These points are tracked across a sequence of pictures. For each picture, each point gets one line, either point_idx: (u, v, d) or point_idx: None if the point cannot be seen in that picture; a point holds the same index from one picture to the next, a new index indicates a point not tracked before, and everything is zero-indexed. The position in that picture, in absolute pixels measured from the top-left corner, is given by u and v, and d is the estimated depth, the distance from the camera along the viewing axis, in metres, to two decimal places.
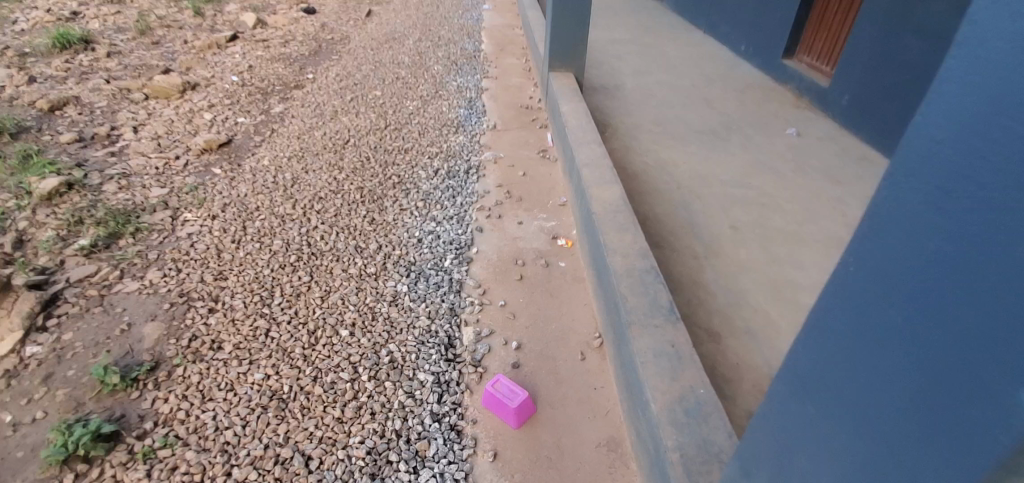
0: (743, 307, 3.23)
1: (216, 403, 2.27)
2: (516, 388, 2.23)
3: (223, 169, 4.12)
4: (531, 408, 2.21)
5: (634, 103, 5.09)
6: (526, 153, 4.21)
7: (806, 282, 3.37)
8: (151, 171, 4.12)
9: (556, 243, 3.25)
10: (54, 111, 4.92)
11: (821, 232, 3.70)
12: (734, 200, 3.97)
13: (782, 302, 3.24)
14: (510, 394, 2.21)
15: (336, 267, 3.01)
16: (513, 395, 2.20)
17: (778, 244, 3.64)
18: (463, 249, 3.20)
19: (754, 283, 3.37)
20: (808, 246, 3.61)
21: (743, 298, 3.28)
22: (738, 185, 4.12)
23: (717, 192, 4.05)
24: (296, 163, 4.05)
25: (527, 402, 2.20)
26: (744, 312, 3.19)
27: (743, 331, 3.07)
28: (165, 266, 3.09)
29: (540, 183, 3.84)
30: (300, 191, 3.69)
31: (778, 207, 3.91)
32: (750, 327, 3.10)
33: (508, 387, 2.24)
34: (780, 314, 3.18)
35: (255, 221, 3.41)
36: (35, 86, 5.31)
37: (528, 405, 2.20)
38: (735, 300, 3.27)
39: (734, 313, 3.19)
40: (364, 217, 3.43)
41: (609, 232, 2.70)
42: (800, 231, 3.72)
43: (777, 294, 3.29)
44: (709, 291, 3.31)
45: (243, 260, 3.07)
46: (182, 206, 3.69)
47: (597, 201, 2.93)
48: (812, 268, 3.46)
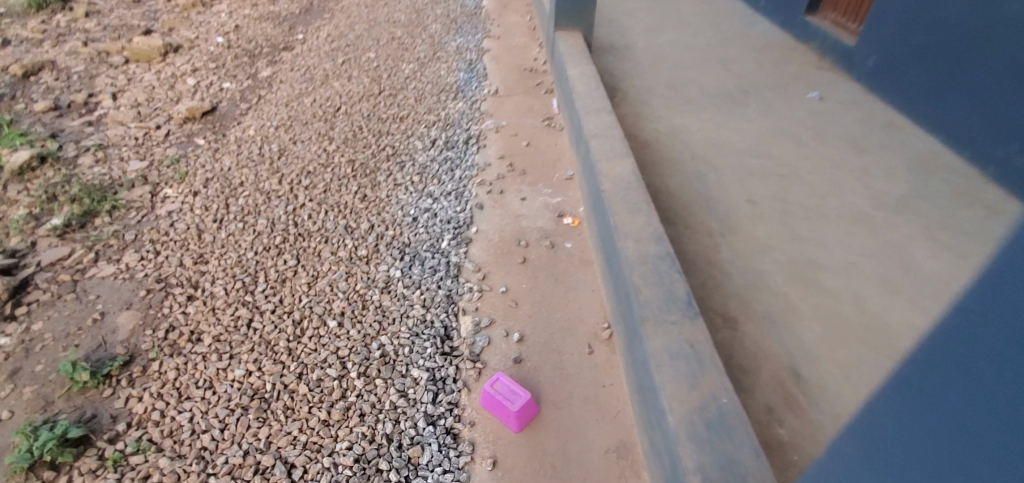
0: (764, 289, 2.98)
1: (193, 403, 2.10)
2: (517, 388, 2.04)
3: (206, 140, 3.86)
4: (534, 410, 2.03)
5: (645, 65, 4.72)
6: (530, 121, 3.91)
7: (829, 262, 3.10)
8: (130, 141, 3.87)
9: (562, 222, 3.00)
10: (30, 77, 4.64)
11: (845, 206, 3.40)
12: (752, 171, 3.68)
13: (803, 284, 3.00)
14: (511, 395, 2.02)
15: (325, 250, 2.78)
16: (514, 396, 2.02)
17: (801, 220, 3.35)
18: (462, 228, 2.96)
19: (775, 263, 3.11)
20: (833, 222, 3.32)
21: (761, 279, 3.04)
22: (756, 154, 3.81)
23: (733, 162, 3.75)
24: (284, 133, 3.78)
25: (529, 404, 2.01)
26: (766, 295, 2.95)
27: (761, 316, 2.84)
28: (142, 248, 2.89)
29: (545, 154, 3.56)
30: (287, 164, 3.43)
31: (801, 179, 3.60)
32: (769, 312, 2.87)
33: (508, 387, 2.05)
34: (803, 298, 2.92)
35: (239, 197, 3.17)
36: (10, 50, 5.00)
37: (531, 407, 2.02)
38: (756, 281, 3.02)
39: (755, 295, 2.95)
40: (356, 193, 3.17)
41: (620, 213, 2.44)
42: (822, 205, 3.42)
43: (797, 274, 3.04)
44: (725, 273, 3.07)
45: (224, 242, 2.85)
46: (162, 181, 3.46)
47: (607, 177, 2.67)
48: (839, 247, 3.18)
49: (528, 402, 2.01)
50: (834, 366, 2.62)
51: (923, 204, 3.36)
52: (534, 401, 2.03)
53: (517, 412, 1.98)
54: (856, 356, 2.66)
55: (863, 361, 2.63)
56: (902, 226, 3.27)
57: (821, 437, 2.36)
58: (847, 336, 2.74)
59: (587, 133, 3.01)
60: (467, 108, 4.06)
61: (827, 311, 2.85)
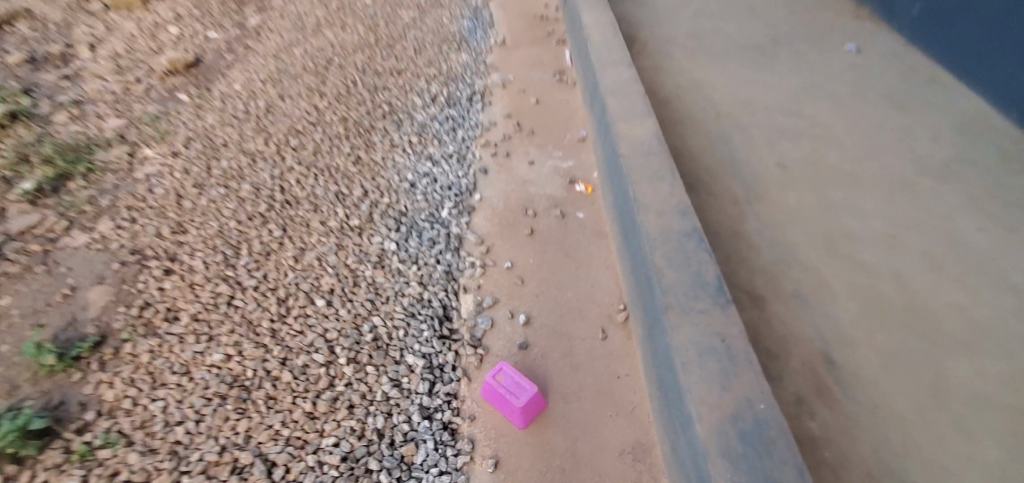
0: (792, 259, 2.54)
1: (168, 390, 1.93)
2: (523, 380, 1.84)
3: (189, 95, 3.55)
4: (541, 404, 1.84)
5: (664, 11, 4.21)
6: (541, 75, 3.56)
7: (868, 231, 2.61)
8: (108, 96, 3.59)
9: (573, 189, 2.72)
10: None
11: (887, 165, 2.88)
12: (779, 127, 3.16)
13: (839, 257, 2.52)
14: (516, 389, 1.82)
15: (314, 219, 2.53)
16: (519, 389, 1.82)
17: (837, 182, 2.84)
18: (464, 197, 2.70)
19: (806, 232, 2.63)
20: (874, 185, 2.80)
21: (793, 253, 2.56)
22: (785, 109, 3.27)
23: (759, 118, 3.23)
24: (271, 87, 3.45)
25: (536, 399, 1.82)
26: (795, 268, 2.50)
27: (792, 297, 2.40)
28: (118, 216, 2.65)
29: (556, 113, 3.23)
30: (274, 122, 3.13)
31: (838, 133, 3.07)
32: (797, 289, 2.43)
33: (513, 379, 1.85)
34: (838, 273, 2.46)
35: (221, 159, 2.91)
36: None
37: (539, 401, 1.83)
38: (783, 251, 2.57)
39: (783, 266, 2.51)
40: (348, 155, 2.88)
41: (640, 182, 2.15)
42: (860, 164, 2.90)
43: (832, 246, 2.56)
44: (751, 245, 2.61)
45: (205, 209, 2.62)
46: (141, 140, 3.20)
47: (626, 141, 2.36)
48: (881, 213, 2.68)
49: (535, 397, 1.82)
50: (871, 353, 2.19)
51: (976, 163, 2.82)
52: (541, 395, 1.83)
53: (523, 408, 1.79)
54: (896, 342, 2.21)
55: (906, 350, 2.18)
56: (953, 189, 2.74)
57: (853, 433, 1.98)
58: (887, 319, 2.28)
59: (603, 89, 2.68)
60: (472, 61, 3.70)
61: (867, 290, 2.37)
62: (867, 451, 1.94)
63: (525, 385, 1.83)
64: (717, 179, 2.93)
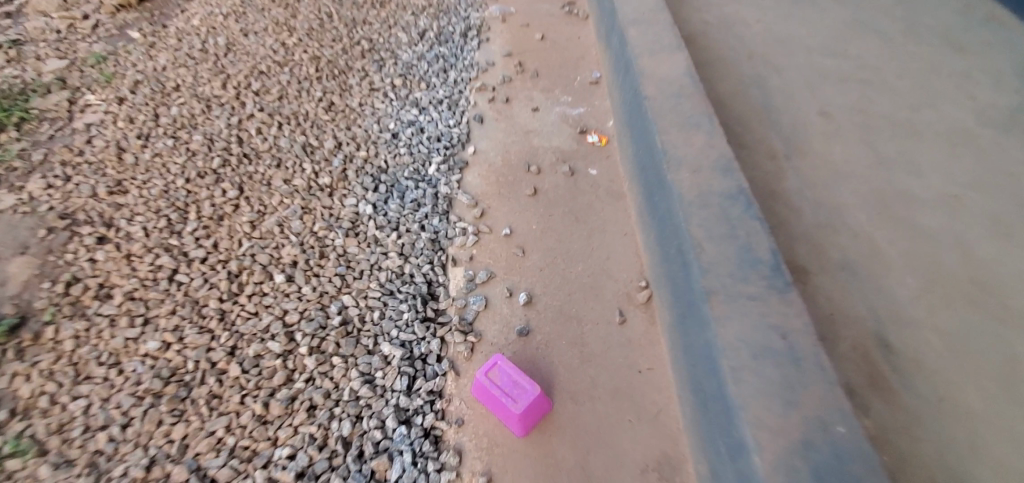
0: (836, 216, 1.99)
1: (92, 386, 1.59)
2: (521, 378, 1.50)
3: (140, 32, 3.05)
4: (546, 405, 1.50)
5: None
6: (547, 7, 3.05)
7: (925, 193, 2.03)
8: (50, 36, 3.02)
9: (584, 141, 2.29)
10: None
11: (950, 114, 2.27)
12: (819, 64, 2.52)
13: (890, 223, 1.95)
14: (512, 388, 1.48)
15: (278, 176, 2.13)
16: (516, 389, 1.48)
17: (890, 123, 2.25)
18: (455, 150, 2.26)
19: (853, 183, 2.07)
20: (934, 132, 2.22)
21: (839, 215, 2.00)
22: (827, 42, 2.62)
23: (795, 52, 2.59)
24: (233, 22, 2.95)
25: (538, 400, 1.48)
26: (840, 226, 1.97)
27: (839, 266, 1.85)
28: (51, 173, 2.21)
29: (565, 51, 2.75)
30: (234, 62, 2.66)
31: (892, 68, 2.47)
32: (840, 252, 1.89)
33: (509, 375, 1.51)
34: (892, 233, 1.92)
35: (172, 106, 2.47)
36: None
37: (541, 403, 1.49)
38: (823, 207, 2.03)
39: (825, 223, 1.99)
40: (319, 100, 2.44)
41: (670, 131, 1.73)
42: (917, 113, 2.29)
43: (882, 209, 1.99)
44: (787, 204, 2.04)
45: (150, 166, 2.21)
46: (83, 84, 2.72)
47: (652, 80, 1.91)
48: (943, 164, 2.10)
49: (537, 398, 1.48)
50: (934, 336, 1.67)
51: None
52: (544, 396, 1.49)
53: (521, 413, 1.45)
54: (962, 330, 1.68)
55: (978, 344, 1.65)
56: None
57: (916, 433, 1.48)
58: (952, 294, 1.75)
59: (623, 18, 2.20)
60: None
61: (926, 264, 1.83)
62: (935, 457, 1.45)
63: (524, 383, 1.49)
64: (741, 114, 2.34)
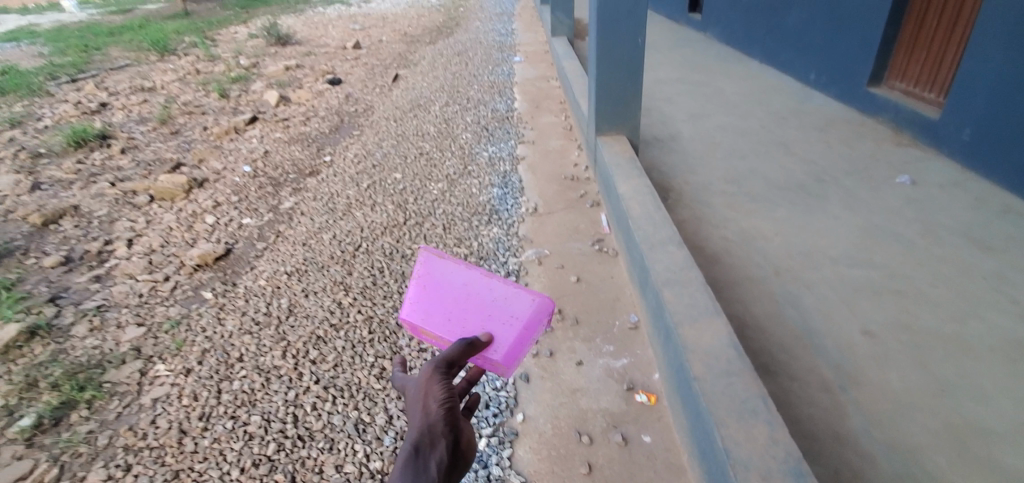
0: None
1: None
2: (470, 272, 1.70)
3: (215, 292, 3.23)
4: (544, 299, 1.65)
5: (697, 166, 4.36)
6: (578, 246, 3.34)
7: (978, 472, 2.05)
8: (205, 324, 2.96)
9: (635, 401, 2.28)
10: (48, 225, 4.11)
11: (964, 393, 2.34)
12: (824, 328, 2.73)
13: None
14: (461, 329, 1.63)
15: (329, 462, 2.10)
16: (470, 331, 1.62)
17: (895, 380, 2.43)
18: (503, 417, 2.26)
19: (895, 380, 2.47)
20: (958, 413, 2.26)
21: None
22: (829, 303, 2.87)
23: (805, 311, 2.84)
24: (296, 281, 3.17)
25: (517, 307, 1.63)
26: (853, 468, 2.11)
27: None
28: (143, 476, 2.15)
29: (600, 294, 2.91)
30: (294, 327, 2.80)
31: (890, 337, 2.64)
32: None
33: (462, 287, 1.69)
34: None
35: (234, 380, 2.52)
36: (37, 194, 4.60)
37: (529, 306, 1.64)
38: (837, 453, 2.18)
39: (851, 444, 2.21)
40: (371, 366, 2.51)
41: (728, 422, 1.71)
42: (934, 395, 2.34)
43: None
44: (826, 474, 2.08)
45: (208, 452, 2.19)
46: (196, 377, 2.59)
47: (695, 352, 1.97)
48: (956, 422, 2.23)
49: (512, 299, 1.64)
50: None
51: None
52: (519, 292, 1.63)
53: (504, 347, 1.59)
54: None
55: None
56: None
57: None
58: None
59: (656, 279, 2.36)
60: (506, 198, 3.96)
61: None
62: None
63: (478, 285, 1.68)
64: (759, 313, 2.85)
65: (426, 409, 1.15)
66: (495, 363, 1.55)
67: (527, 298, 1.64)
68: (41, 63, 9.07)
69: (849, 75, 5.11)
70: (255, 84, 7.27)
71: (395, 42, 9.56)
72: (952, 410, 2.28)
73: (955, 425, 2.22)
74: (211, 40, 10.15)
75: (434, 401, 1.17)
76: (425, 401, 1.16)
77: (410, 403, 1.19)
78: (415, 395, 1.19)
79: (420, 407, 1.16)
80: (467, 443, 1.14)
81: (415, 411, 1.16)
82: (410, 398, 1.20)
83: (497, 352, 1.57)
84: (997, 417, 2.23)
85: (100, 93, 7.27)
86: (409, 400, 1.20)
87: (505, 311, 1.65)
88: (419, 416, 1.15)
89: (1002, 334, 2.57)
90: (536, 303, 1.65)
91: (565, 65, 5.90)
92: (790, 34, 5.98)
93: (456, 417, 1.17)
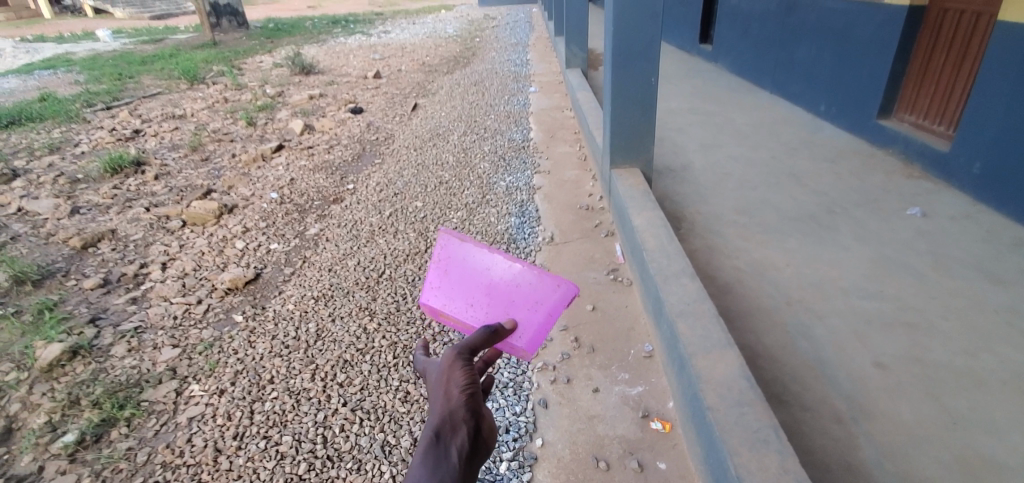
0: None
1: None
2: (492, 256, 1.67)
3: (245, 316, 3.38)
4: (568, 286, 1.61)
5: (709, 196, 4.47)
6: (593, 275, 3.45)
7: None
8: (236, 345, 3.11)
9: (650, 428, 2.36)
10: (87, 248, 4.32)
11: (977, 427, 2.38)
12: (835, 360, 2.79)
13: None
14: (483, 315, 1.62)
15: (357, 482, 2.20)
16: (493, 317, 1.62)
17: (907, 414, 2.48)
18: (523, 441, 2.36)
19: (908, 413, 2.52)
20: (971, 447, 2.30)
21: None
22: (840, 335, 2.94)
23: (817, 342, 2.91)
24: (323, 306, 3.32)
25: (540, 294, 1.61)
26: None
27: None
28: None
29: (615, 323, 3.01)
30: (322, 351, 2.93)
31: (902, 370, 2.69)
32: None
33: (484, 273, 1.67)
34: None
35: (266, 401, 2.65)
36: (76, 218, 4.84)
37: (554, 292, 1.61)
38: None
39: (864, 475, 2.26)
40: (396, 390, 2.62)
41: (741, 451, 1.79)
42: (947, 429, 2.38)
43: None
44: None
45: (242, 470, 2.30)
46: (230, 397, 2.72)
47: (708, 382, 2.06)
48: (969, 456, 2.27)
49: (537, 284, 1.61)
50: None
51: None
52: (543, 279, 1.59)
53: (527, 332, 1.59)
54: None
55: None
56: None
57: None
58: None
59: (670, 310, 2.46)
60: (523, 227, 4.10)
61: None
62: None
63: (500, 271, 1.65)
64: (771, 344, 2.93)
65: (447, 394, 1.19)
66: (518, 348, 1.58)
67: (551, 285, 1.61)
68: (77, 90, 9.51)
69: (859, 108, 5.23)
70: (280, 113, 7.58)
71: (414, 71, 9.90)
72: (966, 444, 2.32)
73: (969, 459, 2.26)
74: (238, 69, 10.58)
75: (455, 387, 1.20)
76: (446, 387, 1.20)
77: (432, 389, 1.23)
78: (437, 382, 1.23)
79: (441, 392, 1.19)
80: (487, 429, 1.17)
81: (436, 396, 1.20)
82: (432, 385, 1.24)
83: (520, 337, 1.59)
84: (1009, 451, 2.27)
85: (134, 120, 7.62)
86: (431, 386, 1.24)
87: (529, 298, 1.62)
88: (441, 402, 1.18)
89: (1015, 368, 2.62)
90: (560, 289, 1.62)
91: (579, 96, 6.10)
92: (800, 68, 6.14)
93: (476, 404, 1.20)
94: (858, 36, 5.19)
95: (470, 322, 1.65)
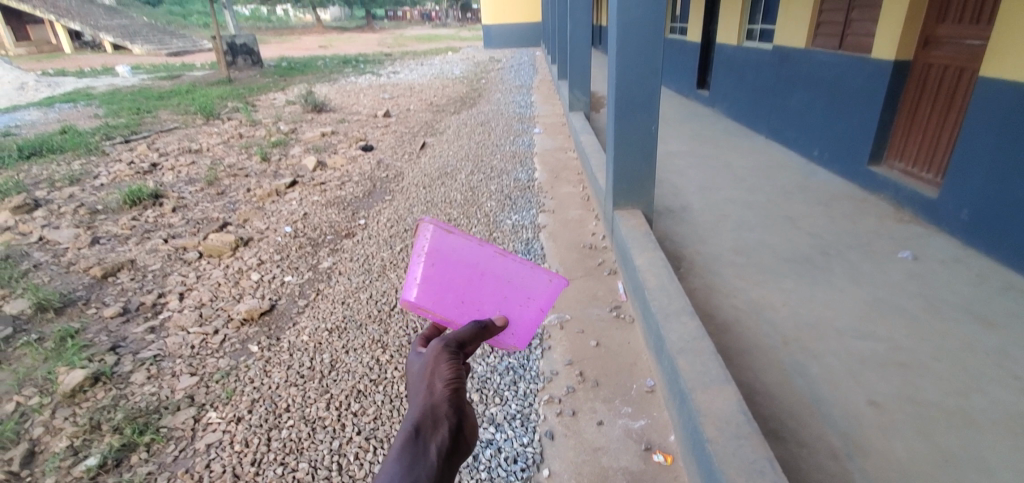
0: None
1: None
2: (482, 248, 1.46)
3: (260, 346, 3.50)
4: (558, 278, 1.53)
5: (707, 237, 4.65)
6: (597, 312, 3.59)
7: None
8: (252, 374, 3.22)
9: (653, 460, 2.46)
10: (107, 278, 4.47)
11: (968, 464, 2.48)
12: (829, 398, 2.91)
13: None
14: (476, 314, 1.46)
15: None
16: (483, 314, 1.47)
17: (901, 450, 2.58)
18: (530, 471, 2.45)
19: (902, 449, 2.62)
20: None
21: None
22: (835, 374, 3.06)
23: (812, 380, 3.03)
24: (336, 338, 3.45)
25: (532, 288, 1.50)
26: None
27: None
28: None
29: (619, 358, 3.14)
30: (336, 381, 3.05)
31: (896, 408, 2.81)
32: None
33: (475, 267, 1.44)
34: None
35: (282, 428, 2.76)
36: (96, 248, 5.01)
37: (544, 285, 1.51)
38: None
39: None
40: None
41: (738, 480, 1.90)
42: (938, 466, 2.48)
43: None
44: None
45: None
46: (246, 425, 2.82)
47: (707, 415, 2.18)
48: None
49: (529, 279, 1.50)
50: None
51: None
52: (536, 273, 1.48)
53: (518, 327, 1.51)
54: None
55: None
56: None
57: None
58: None
59: (671, 347, 2.60)
60: None
61: None
62: None
63: (491, 264, 1.46)
64: (768, 381, 3.05)
65: (431, 388, 1.17)
66: (509, 346, 1.51)
67: (542, 278, 1.51)
68: (97, 124, 9.84)
69: (851, 155, 5.48)
70: (293, 149, 7.85)
71: (422, 111, 10.27)
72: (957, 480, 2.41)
73: None
74: (252, 106, 10.96)
75: (440, 381, 1.18)
76: (429, 379, 1.18)
77: (414, 379, 1.21)
78: (420, 372, 1.21)
79: (423, 385, 1.18)
80: (468, 427, 1.16)
81: (418, 388, 1.18)
82: (416, 375, 1.22)
83: (511, 334, 1.51)
84: None
85: (151, 153, 7.88)
86: (413, 376, 1.22)
87: (522, 293, 1.50)
88: (424, 394, 1.16)
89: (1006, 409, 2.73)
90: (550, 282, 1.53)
91: (582, 139, 6.37)
92: (795, 116, 6.44)
93: (459, 399, 1.19)
94: (849, 88, 5.49)
95: (456, 320, 1.45)
